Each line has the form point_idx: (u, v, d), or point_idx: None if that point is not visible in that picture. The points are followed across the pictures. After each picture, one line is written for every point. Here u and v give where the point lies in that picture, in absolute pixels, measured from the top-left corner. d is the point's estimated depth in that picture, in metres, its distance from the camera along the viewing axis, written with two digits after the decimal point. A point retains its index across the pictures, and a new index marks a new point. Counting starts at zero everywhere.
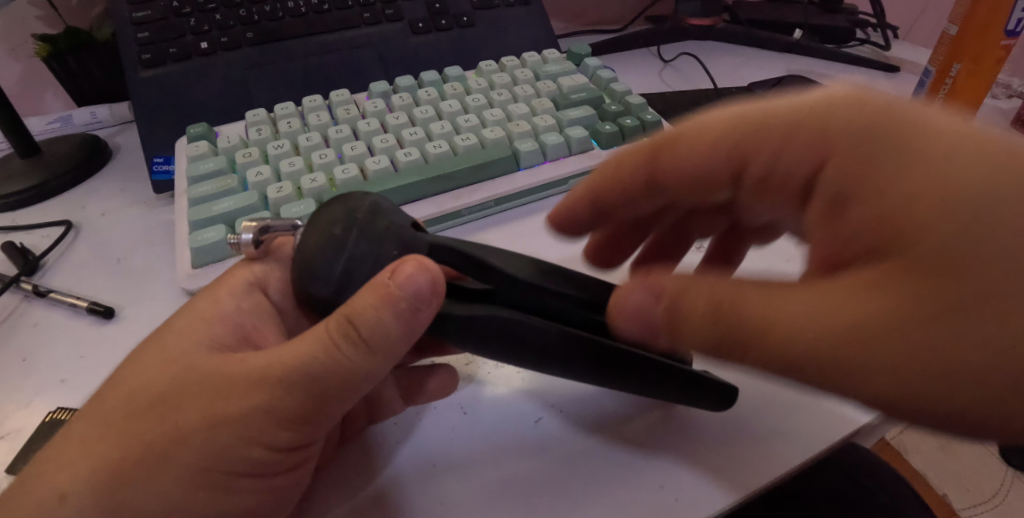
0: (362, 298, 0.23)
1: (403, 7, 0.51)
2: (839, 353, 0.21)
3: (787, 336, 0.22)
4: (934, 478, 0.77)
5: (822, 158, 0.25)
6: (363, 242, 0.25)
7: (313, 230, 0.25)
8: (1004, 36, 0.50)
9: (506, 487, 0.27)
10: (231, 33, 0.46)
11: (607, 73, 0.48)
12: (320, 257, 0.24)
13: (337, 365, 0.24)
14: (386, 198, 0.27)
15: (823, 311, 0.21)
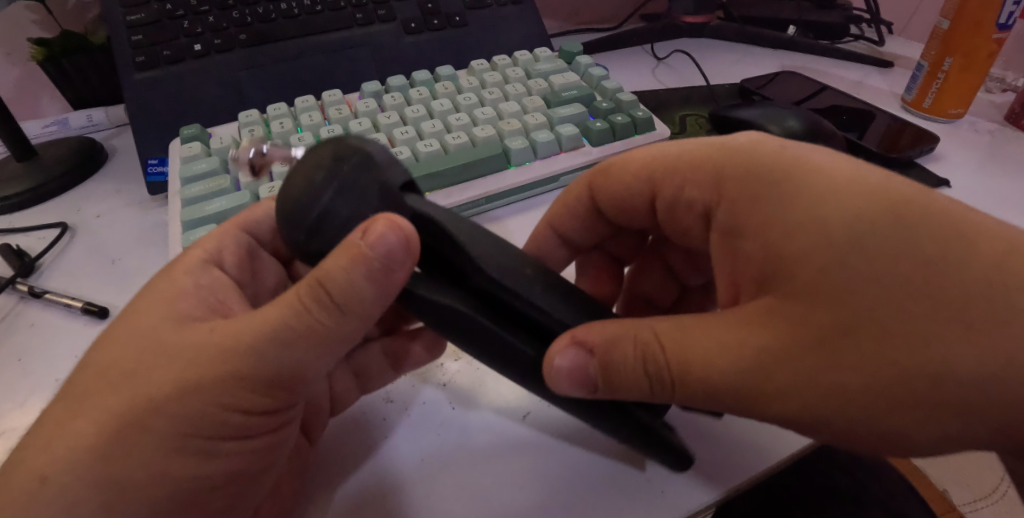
0: (334, 256, 0.23)
1: (395, 8, 0.51)
2: (742, 388, 0.23)
3: (691, 375, 0.23)
4: (933, 473, 0.77)
5: (715, 198, 0.27)
6: (344, 190, 0.24)
7: (303, 164, 0.24)
8: (997, 29, 0.50)
9: (484, 485, 0.27)
10: (224, 34, 0.46)
11: (598, 71, 0.48)
12: (304, 193, 0.24)
13: (311, 329, 0.24)
14: (383, 149, 0.26)
15: (722, 350, 0.23)
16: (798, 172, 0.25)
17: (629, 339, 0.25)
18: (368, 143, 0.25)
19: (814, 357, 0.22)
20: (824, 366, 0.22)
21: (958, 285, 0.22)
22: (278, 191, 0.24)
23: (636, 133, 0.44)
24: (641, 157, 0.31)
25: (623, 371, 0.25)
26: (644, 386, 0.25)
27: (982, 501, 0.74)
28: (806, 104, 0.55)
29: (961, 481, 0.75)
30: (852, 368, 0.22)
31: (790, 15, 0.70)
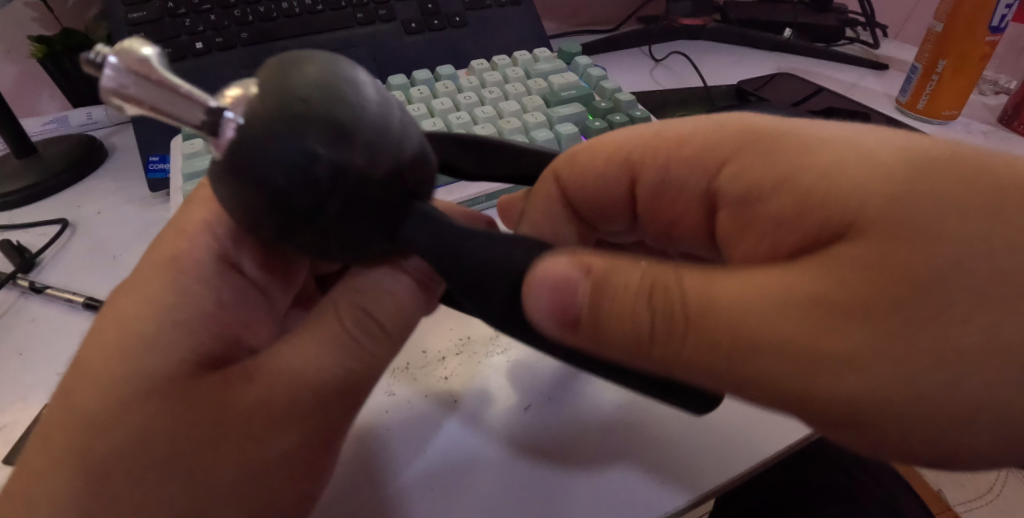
0: (377, 280, 0.24)
1: (394, 8, 0.51)
2: (797, 339, 0.19)
3: (736, 328, 0.19)
4: (928, 474, 0.78)
5: (722, 158, 0.26)
6: (300, 205, 0.18)
7: (280, 117, 0.18)
8: (989, 33, 0.51)
9: (473, 496, 0.26)
10: (226, 33, 0.46)
11: (597, 72, 0.48)
12: (285, 167, 0.18)
13: (343, 347, 0.24)
14: (377, 142, 0.19)
15: (779, 290, 0.19)
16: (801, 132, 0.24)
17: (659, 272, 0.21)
18: (372, 105, 0.19)
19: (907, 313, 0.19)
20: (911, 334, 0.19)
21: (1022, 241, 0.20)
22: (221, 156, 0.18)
23: None
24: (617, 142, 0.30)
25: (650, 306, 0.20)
26: (658, 328, 0.20)
27: (978, 501, 0.74)
28: (803, 106, 0.56)
29: (956, 482, 0.76)
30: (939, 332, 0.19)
31: (786, 19, 0.71)
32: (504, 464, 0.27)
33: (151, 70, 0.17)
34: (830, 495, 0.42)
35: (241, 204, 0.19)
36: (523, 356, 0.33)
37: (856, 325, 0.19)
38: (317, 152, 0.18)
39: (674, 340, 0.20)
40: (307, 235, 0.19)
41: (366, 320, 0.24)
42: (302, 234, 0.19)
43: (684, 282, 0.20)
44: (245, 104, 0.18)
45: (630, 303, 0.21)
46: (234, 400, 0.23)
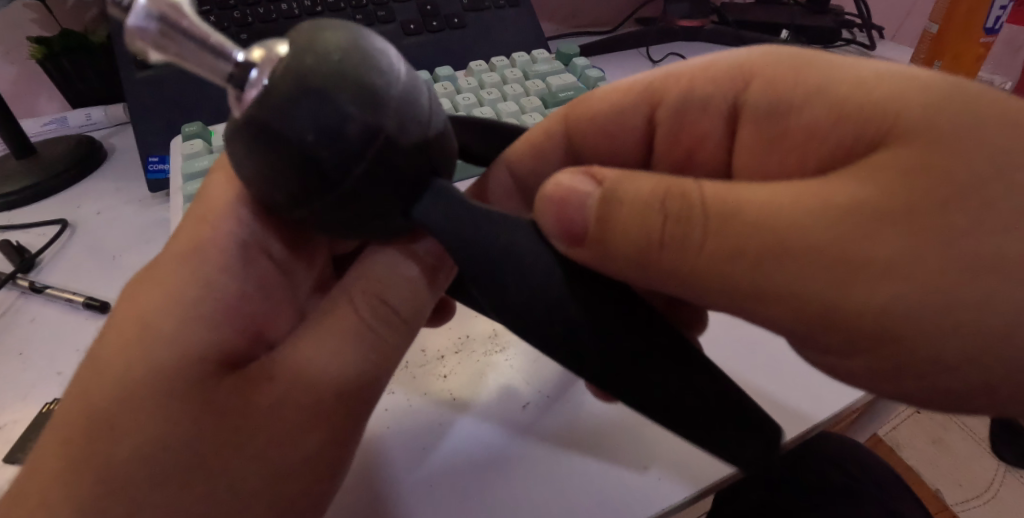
0: (388, 267, 0.25)
1: (393, 9, 0.52)
2: (814, 249, 0.19)
3: (758, 234, 0.20)
4: (925, 473, 0.78)
5: (747, 76, 0.28)
6: (329, 165, 0.18)
7: (314, 82, 0.18)
8: (984, 33, 0.52)
9: (481, 501, 0.26)
10: (225, 34, 0.47)
11: (595, 73, 0.49)
12: (315, 130, 0.18)
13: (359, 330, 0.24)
14: (402, 109, 0.19)
15: (798, 202, 0.20)
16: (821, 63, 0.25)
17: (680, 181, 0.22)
18: (402, 79, 0.19)
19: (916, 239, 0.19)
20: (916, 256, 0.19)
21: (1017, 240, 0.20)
22: (245, 116, 0.18)
23: None
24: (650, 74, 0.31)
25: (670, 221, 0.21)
26: (675, 243, 0.21)
27: (975, 501, 0.74)
28: None
29: (953, 481, 0.76)
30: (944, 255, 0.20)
31: (783, 20, 0.71)
32: (509, 468, 0.27)
33: (180, 14, 0.19)
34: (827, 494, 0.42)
35: (262, 167, 0.19)
36: (525, 356, 0.33)
37: (870, 241, 0.19)
38: (351, 119, 0.18)
39: (689, 248, 0.21)
40: (329, 200, 0.19)
41: (379, 307, 0.24)
42: (323, 199, 0.19)
43: (704, 193, 0.21)
44: (275, 64, 0.18)
45: (657, 218, 0.21)
46: (246, 401, 0.23)
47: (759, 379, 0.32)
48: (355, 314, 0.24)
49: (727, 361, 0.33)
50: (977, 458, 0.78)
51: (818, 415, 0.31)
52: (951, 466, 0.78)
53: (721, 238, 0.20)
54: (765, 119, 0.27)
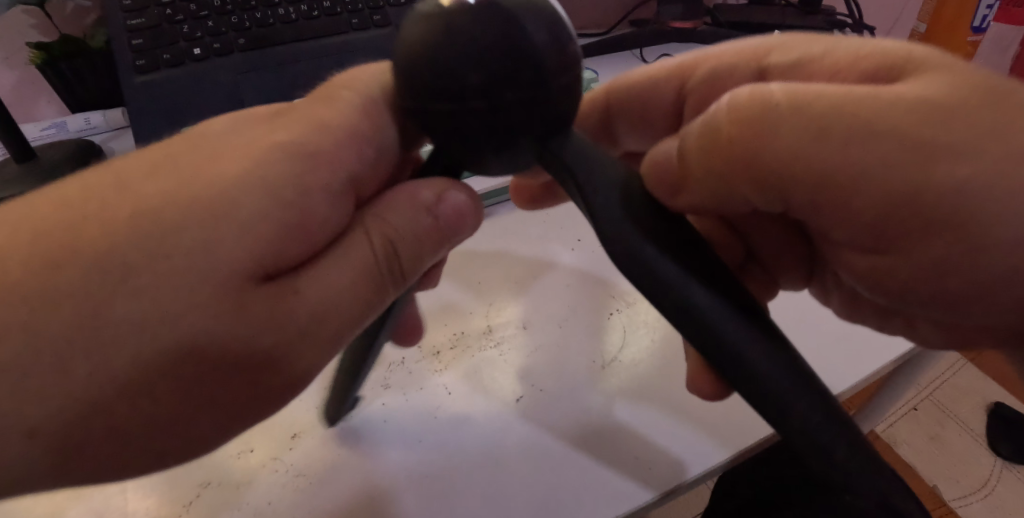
0: (402, 210, 0.24)
1: (390, 13, 0.52)
2: (894, 136, 0.19)
3: (844, 120, 0.20)
4: (923, 469, 0.78)
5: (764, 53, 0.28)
6: (496, 41, 0.18)
7: (524, 6, 0.18)
8: None
9: (523, 483, 0.27)
10: (223, 39, 0.47)
11: (589, 74, 0.49)
12: (514, 35, 0.18)
13: (370, 263, 0.23)
14: (560, 26, 0.19)
15: (881, 97, 0.20)
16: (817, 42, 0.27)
17: (757, 91, 0.21)
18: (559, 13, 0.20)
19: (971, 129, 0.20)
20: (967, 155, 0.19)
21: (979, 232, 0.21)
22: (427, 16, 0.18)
23: None
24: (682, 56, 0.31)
25: (755, 138, 0.21)
26: (768, 160, 0.21)
27: (972, 497, 0.75)
28: None
29: (951, 478, 0.76)
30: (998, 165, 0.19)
31: (776, 20, 0.72)
32: (541, 450, 0.28)
33: None
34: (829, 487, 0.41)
35: (417, 51, 0.18)
36: (522, 343, 0.34)
37: (904, 161, 0.20)
38: (547, 39, 0.18)
39: (793, 155, 0.20)
40: (480, 98, 0.18)
41: (390, 253, 0.23)
42: (469, 103, 0.18)
43: (780, 100, 0.20)
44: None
45: (746, 136, 0.21)
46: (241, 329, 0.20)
47: None
48: (366, 251, 0.23)
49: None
50: (974, 455, 0.78)
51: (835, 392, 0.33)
52: (949, 463, 0.78)
53: (818, 147, 0.20)
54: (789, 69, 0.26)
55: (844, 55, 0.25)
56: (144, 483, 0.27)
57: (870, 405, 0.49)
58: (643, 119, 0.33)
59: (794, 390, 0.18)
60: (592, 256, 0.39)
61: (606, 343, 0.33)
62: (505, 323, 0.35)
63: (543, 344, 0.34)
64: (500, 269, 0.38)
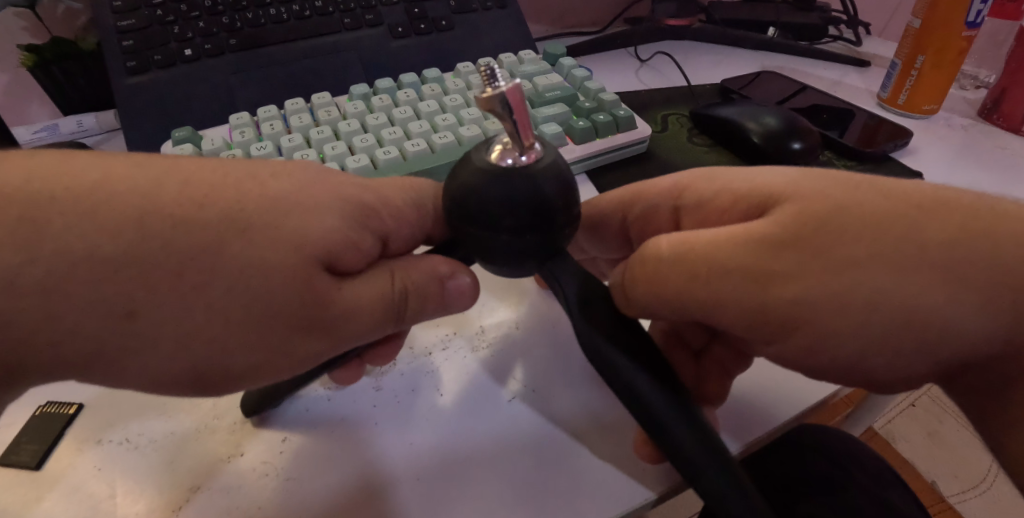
0: (427, 269, 0.29)
1: (382, 12, 0.52)
2: (760, 242, 0.25)
3: (713, 264, 0.25)
4: (921, 464, 0.78)
5: (676, 192, 0.31)
6: (514, 187, 0.24)
7: (549, 170, 0.25)
8: (966, 27, 0.52)
9: (523, 481, 0.27)
10: (214, 39, 0.47)
11: (581, 72, 0.49)
12: (531, 192, 0.25)
13: (381, 306, 0.28)
14: (564, 168, 0.26)
15: (735, 239, 0.25)
16: (725, 173, 0.30)
17: (656, 249, 0.27)
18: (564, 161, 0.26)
19: (806, 265, 0.24)
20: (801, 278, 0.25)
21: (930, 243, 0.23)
22: (461, 174, 0.26)
23: (618, 132, 0.46)
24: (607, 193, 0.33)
25: (640, 288, 0.27)
26: (686, 296, 0.26)
27: (970, 492, 0.75)
28: (787, 104, 0.57)
29: (949, 472, 0.77)
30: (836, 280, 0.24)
31: (770, 17, 0.72)
32: (542, 448, 0.28)
33: (519, 103, 0.23)
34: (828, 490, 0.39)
35: (460, 195, 0.25)
36: (519, 345, 0.34)
37: (772, 259, 0.25)
38: (561, 190, 0.25)
39: (695, 290, 0.26)
40: (499, 225, 0.25)
41: (405, 298, 0.28)
42: (496, 230, 0.25)
43: (670, 254, 0.26)
44: (541, 155, 0.25)
45: (641, 284, 0.27)
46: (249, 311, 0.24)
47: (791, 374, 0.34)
48: (388, 290, 0.28)
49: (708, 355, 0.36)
50: (972, 449, 0.79)
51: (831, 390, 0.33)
52: (946, 457, 0.78)
53: (684, 294, 0.26)
54: (700, 204, 0.30)
55: (735, 192, 0.28)
56: (135, 489, 0.27)
57: (867, 403, 0.49)
58: (597, 230, 0.34)
59: (699, 452, 0.23)
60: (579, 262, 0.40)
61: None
62: (501, 325, 0.35)
63: (536, 344, 0.34)
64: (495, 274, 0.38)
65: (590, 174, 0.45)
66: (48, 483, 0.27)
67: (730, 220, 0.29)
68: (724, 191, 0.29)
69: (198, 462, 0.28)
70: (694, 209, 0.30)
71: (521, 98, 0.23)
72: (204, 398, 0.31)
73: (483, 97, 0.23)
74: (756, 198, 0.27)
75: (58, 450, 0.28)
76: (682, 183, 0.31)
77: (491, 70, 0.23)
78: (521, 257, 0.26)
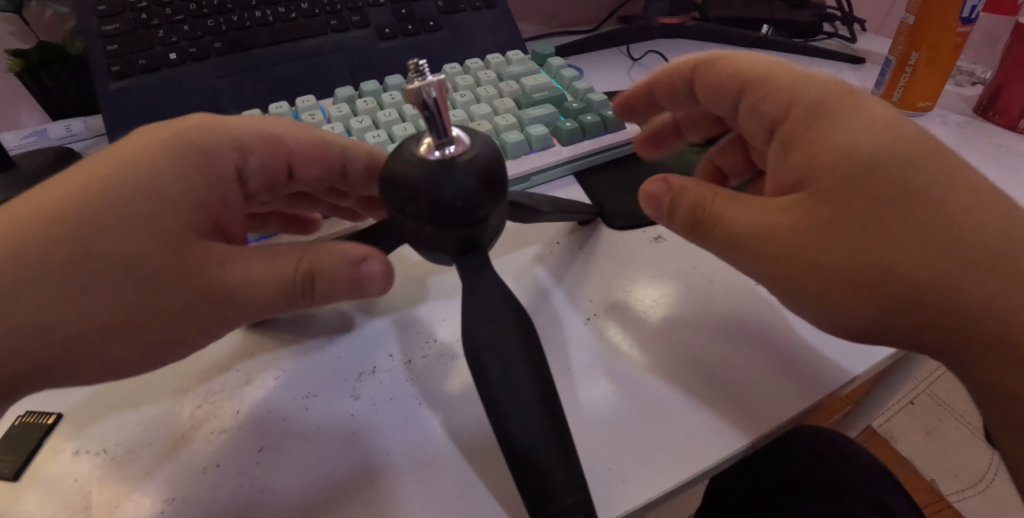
0: (340, 253, 0.30)
1: (369, 13, 0.52)
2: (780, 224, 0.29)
3: (720, 232, 0.31)
4: (921, 463, 0.78)
5: (787, 105, 0.31)
6: (432, 179, 0.24)
7: (469, 167, 0.24)
8: (960, 23, 0.51)
9: (503, 478, 0.27)
10: (199, 43, 0.47)
11: (570, 72, 0.49)
12: (435, 190, 0.24)
13: (276, 285, 0.29)
14: (488, 161, 0.25)
15: (747, 235, 0.30)
16: (849, 107, 0.29)
17: (681, 195, 0.32)
18: (489, 157, 0.25)
19: (796, 242, 0.28)
20: (790, 236, 0.28)
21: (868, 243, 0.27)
22: (391, 159, 0.25)
23: (607, 132, 0.45)
24: (743, 65, 0.33)
25: (677, 214, 0.33)
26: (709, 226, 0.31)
27: (971, 491, 0.74)
28: None
29: (949, 472, 0.76)
30: (811, 250, 0.28)
31: (764, 15, 0.71)
32: None
33: (441, 104, 0.23)
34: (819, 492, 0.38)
35: (386, 179, 0.25)
36: (462, 369, 0.32)
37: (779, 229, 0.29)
38: (466, 192, 0.24)
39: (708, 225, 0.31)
40: (411, 212, 0.25)
41: (312, 278, 0.29)
42: (405, 213, 0.25)
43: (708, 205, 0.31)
44: (465, 149, 0.25)
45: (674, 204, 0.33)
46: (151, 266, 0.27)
47: (760, 384, 0.31)
48: (292, 269, 0.29)
49: (640, 376, 0.31)
50: (972, 447, 0.78)
51: (762, 427, 0.29)
52: (946, 456, 0.77)
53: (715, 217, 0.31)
54: (789, 135, 0.30)
55: (810, 160, 0.29)
56: (112, 496, 0.27)
57: (865, 401, 0.49)
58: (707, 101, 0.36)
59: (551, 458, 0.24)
60: (570, 256, 0.39)
61: (555, 363, 0.32)
62: (454, 340, 0.34)
63: None
64: (450, 288, 0.37)
65: (578, 176, 0.45)
66: (31, 490, 0.27)
67: (787, 176, 0.30)
68: (817, 128, 0.29)
69: (178, 470, 0.28)
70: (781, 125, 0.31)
71: (444, 98, 0.23)
72: (182, 406, 0.30)
73: (409, 92, 0.23)
74: (815, 156, 0.29)
75: (37, 461, 0.28)
76: (796, 98, 0.30)
77: (419, 67, 0.24)
78: (435, 244, 0.26)
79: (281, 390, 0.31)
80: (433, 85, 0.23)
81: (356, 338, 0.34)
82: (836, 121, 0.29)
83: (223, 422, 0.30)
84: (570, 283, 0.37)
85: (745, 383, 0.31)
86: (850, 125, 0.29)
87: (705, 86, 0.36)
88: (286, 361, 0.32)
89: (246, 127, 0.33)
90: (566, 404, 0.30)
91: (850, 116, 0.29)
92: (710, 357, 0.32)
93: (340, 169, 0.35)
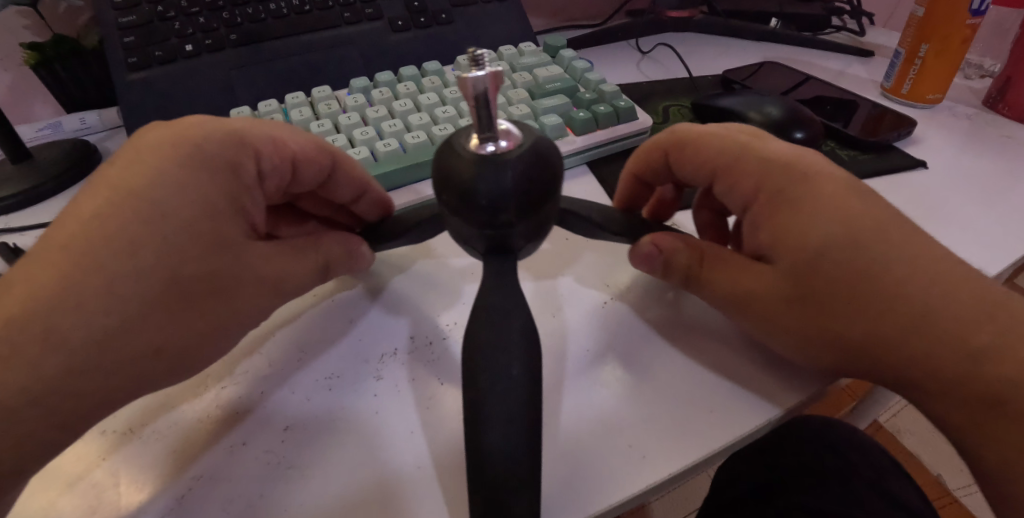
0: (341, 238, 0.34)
1: (382, 6, 0.52)
2: (761, 285, 0.31)
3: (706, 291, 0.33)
4: (924, 458, 0.78)
5: (756, 188, 0.32)
6: (473, 169, 0.24)
7: (516, 167, 0.24)
8: (970, 15, 0.51)
9: None
10: (215, 35, 0.47)
11: (582, 63, 0.49)
12: (474, 180, 0.24)
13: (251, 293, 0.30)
14: (535, 164, 0.25)
15: (734, 291, 0.32)
16: (808, 188, 0.31)
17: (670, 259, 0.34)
18: (542, 158, 0.25)
19: (781, 303, 0.30)
20: (765, 299, 0.31)
21: (841, 307, 0.29)
22: (447, 142, 0.26)
23: (619, 123, 0.45)
24: (714, 150, 0.34)
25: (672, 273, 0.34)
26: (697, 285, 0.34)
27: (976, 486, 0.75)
28: (791, 94, 0.57)
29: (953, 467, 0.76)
30: (780, 316, 0.30)
31: (773, 8, 0.72)
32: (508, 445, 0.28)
33: (491, 95, 0.23)
34: (819, 476, 0.39)
35: (440, 155, 0.26)
36: None
37: (760, 288, 0.31)
38: (499, 194, 0.24)
39: (699, 282, 0.33)
40: (446, 196, 0.25)
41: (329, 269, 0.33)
42: (441, 195, 0.25)
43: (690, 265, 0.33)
44: (514, 146, 0.24)
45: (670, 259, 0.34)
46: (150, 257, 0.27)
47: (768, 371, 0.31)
48: (311, 263, 0.33)
49: (654, 362, 0.31)
50: None
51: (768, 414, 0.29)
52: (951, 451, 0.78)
53: (691, 285, 0.34)
54: (767, 213, 0.32)
55: (803, 231, 0.30)
56: (136, 477, 0.27)
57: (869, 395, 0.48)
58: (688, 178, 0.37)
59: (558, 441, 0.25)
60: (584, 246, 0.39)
61: (573, 356, 0.32)
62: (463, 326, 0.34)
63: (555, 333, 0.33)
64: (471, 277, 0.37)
65: (592, 165, 0.45)
66: (52, 472, 0.27)
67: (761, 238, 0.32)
68: (784, 196, 0.31)
69: (195, 453, 0.28)
70: (759, 210, 0.32)
71: (499, 90, 0.23)
72: (207, 389, 0.31)
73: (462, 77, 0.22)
74: (781, 236, 0.31)
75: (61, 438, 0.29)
76: (761, 181, 0.32)
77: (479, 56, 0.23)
78: (464, 234, 0.27)
79: (303, 375, 0.31)
80: (485, 72, 0.22)
81: (382, 321, 0.34)
82: (800, 206, 0.31)
83: (246, 406, 0.30)
84: (587, 273, 0.37)
85: (751, 373, 0.31)
86: (815, 210, 0.30)
87: (685, 165, 0.36)
88: (312, 347, 0.33)
89: (257, 129, 0.31)
90: (568, 395, 0.30)
91: (811, 201, 0.30)
92: (722, 346, 0.32)
93: (328, 180, 0.34)
